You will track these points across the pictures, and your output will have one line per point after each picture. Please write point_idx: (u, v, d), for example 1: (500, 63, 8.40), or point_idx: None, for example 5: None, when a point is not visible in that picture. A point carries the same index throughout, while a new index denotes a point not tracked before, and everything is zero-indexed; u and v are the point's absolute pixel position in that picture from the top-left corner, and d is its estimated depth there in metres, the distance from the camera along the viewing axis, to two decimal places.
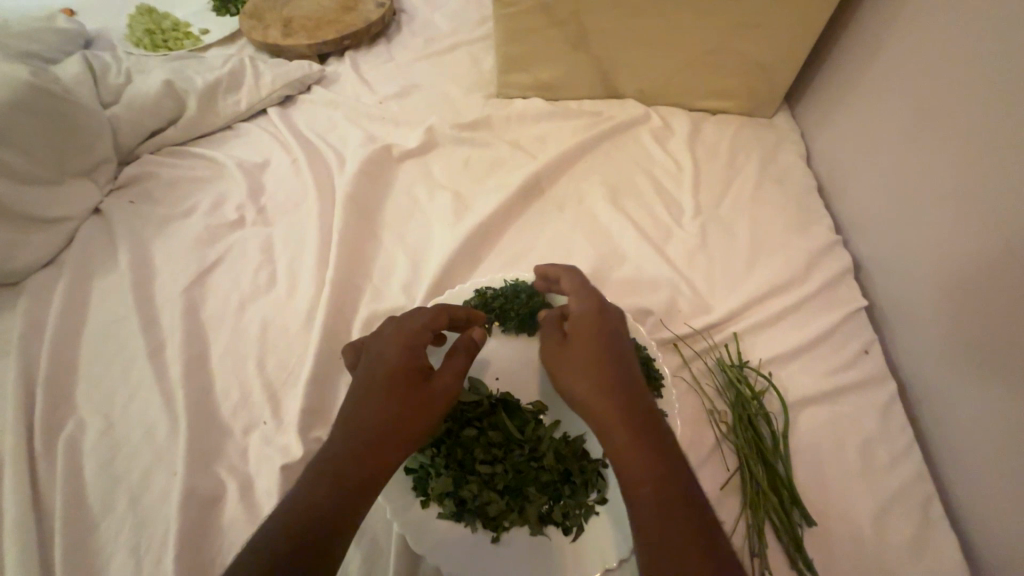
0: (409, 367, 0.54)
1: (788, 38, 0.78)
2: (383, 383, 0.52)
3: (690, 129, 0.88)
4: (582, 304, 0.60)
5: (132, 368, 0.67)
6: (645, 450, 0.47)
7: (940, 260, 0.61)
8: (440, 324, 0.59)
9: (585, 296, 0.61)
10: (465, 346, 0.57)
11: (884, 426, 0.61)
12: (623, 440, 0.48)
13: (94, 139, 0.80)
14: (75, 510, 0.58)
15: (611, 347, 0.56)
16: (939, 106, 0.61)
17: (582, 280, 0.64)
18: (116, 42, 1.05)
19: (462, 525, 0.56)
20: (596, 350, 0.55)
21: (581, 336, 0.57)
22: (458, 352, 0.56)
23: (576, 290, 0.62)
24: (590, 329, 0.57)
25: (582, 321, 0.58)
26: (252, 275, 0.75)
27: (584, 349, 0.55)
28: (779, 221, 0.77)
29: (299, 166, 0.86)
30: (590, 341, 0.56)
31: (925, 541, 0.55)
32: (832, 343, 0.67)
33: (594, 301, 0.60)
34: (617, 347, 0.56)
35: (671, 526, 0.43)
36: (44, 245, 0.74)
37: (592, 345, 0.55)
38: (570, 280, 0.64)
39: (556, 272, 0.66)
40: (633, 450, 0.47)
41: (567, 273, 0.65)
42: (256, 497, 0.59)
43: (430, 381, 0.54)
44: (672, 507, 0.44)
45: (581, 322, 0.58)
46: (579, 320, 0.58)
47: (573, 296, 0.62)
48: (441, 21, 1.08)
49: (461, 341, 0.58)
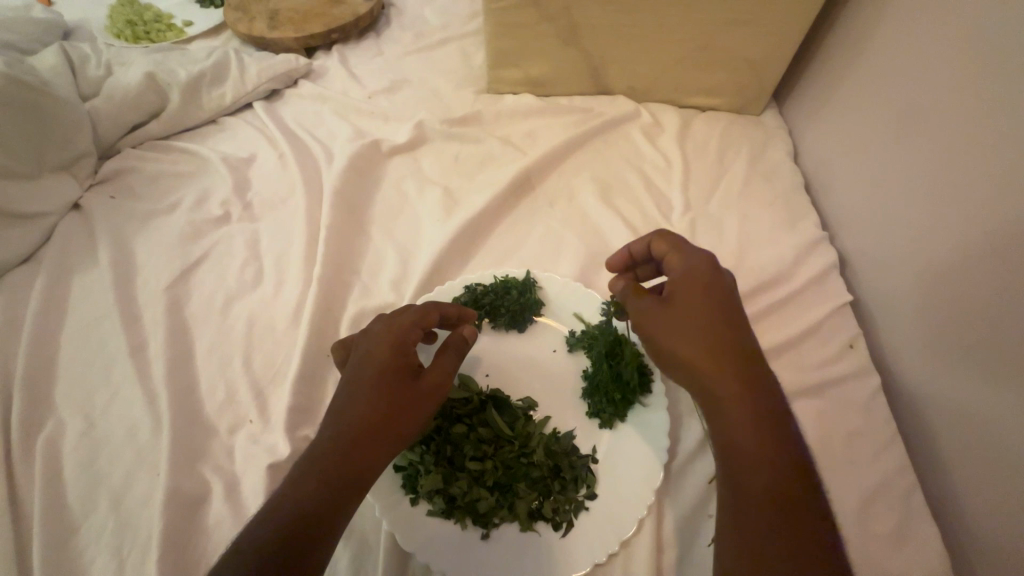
0: (398, 365, 0.53)
1: (777, 35, 0.78)
2: (371, 381, 0.52)
3: (678, 125, 0.88)
4: (695, 271, 0.55)
5: (114, 367, 0.66)
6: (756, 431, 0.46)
7: (925, 253, 0.61)
8: (431, 321, 0.58)
9: (695, 265, 0.55)
10: (455, 344, 0.56)
11: (868, 420, 0.62)
12: (739, 422, 0.47)
13: (73, 132, 0.78)
14: (53, 513, 0.56)
15: (736, 320, 0.52)
16: (928, 100, 0.61)
17: (684, 243, 0.58)
18: (96, 34, 1.02)
19: (452, 522, 0.56)
20: (711, 321, 0.52)
21: (690, 306, 0.53)
22: (450, 349, 0.56)
23: (681, 257, 0.56)
24: (700, 297, 0.53)
25: (691, 286, 0.54)
26: (238, 271, 0.74)
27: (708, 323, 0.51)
28: (767, 218, 0.78)
29: (286, 160, 0.85)
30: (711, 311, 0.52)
31: (907, 532, 0.56)
32: (818, 338, 0.68)
33: (703, 259, 0.56)
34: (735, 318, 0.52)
35: (765, 516, 0.43)
36: (21, 241, 0.72)
37: (718, 319, 0.52)
38: (669, 243, 0.58)
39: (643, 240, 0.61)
40: (749, 432, 0.46)
41: (662, 237, 0.59)
42: (242, 497, 0.58)
43: (420, 378, 0.53)
44: (772, 489, 0.44)
45: (697, 290, 0.53)
46: (683, 285, 0.54)
47: (681, 260, 0.56)
48: (430, 15, 1.07)
49: (451, 338, 0.57)
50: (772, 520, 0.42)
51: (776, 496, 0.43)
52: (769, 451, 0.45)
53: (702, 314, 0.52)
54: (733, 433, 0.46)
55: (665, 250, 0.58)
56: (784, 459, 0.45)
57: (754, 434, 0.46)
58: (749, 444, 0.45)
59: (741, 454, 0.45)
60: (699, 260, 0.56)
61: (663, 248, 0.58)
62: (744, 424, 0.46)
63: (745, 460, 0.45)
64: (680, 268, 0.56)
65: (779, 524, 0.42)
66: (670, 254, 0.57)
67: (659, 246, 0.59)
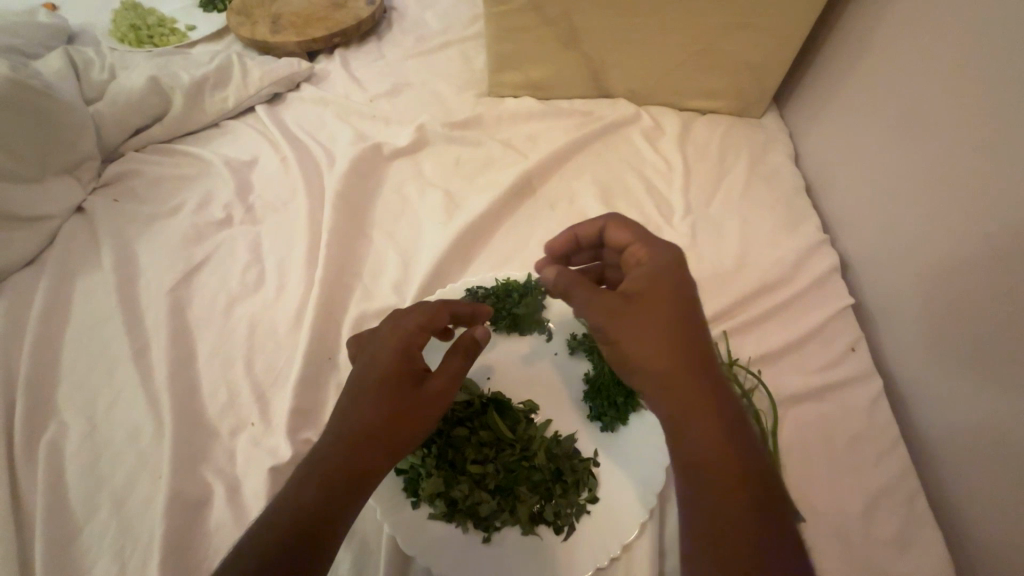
0: (401, 370, 0.52)
1: (777, 39, 0.78)
2: (374, 385, 0.51)
3: (680, 128, 0.88)
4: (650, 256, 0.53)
5: (116, 369, 0.66)
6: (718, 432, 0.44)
7: (926, 256, 0.61)
8: (439, 321, 0.57)
9: (658, 257, 0.53)
10: (464, 346, 0.56)
11: (871, 423, 0.62)
12: (700, 422, 0.45)
13: (77, 136, 0.79)
14: (56, 515, 0.57)
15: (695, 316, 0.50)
16: (926, 103, 0.61)
17: (642, 229, 0.56)
18: (100, 38, 1.03)
19: (453, 526, 0.56)
20: (668, 315, 0.49)
21: (649, 298, 0.50)
22: (457, 351, 0.55)
23: (649, 248, 0.54)
24: (659, 288, 0.50)
25: (652, 276, 0.51)
26: (240, 274, 0.74)
27: (657, 307, 0.49)
28: (768, 221, 0.78)
29: (288, 164, 0.85)
30: (664, 292, 0.50)
31: (909, 536, 0.55)
32: (821, 341, 0.68)
33: (667, 251, 0.53)
34: (694, 313, 0.50)
35: (730, 520, 0.41)
36: (24, 244, 0.72)
37: (676, 314, 0.49)
38: (626, 229, 0.57)
39: (594, 224, 0.59)
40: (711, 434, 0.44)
41: (618, 222, 0.58)
42: (243, 499, 0.58)
43: (424, 382, 0.53)
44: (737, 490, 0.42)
45: (651, 274, 0.52)
46: (643, 276, 0.52)
47: (638, 247, 0.55)
48: (432, 19, 1.08)
49: (461, 340, 0.56)
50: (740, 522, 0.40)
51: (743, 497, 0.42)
52: (734, 454, 0.43)
53: (653, 296, 0.50)
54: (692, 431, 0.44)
55: (620, 235, 0.57)
56: (748, 464, 0.43)
57: (715, 430, 0.44)
58: (706, 443, 0.44)
59: (705, 457, 0.43)
60: (656, 245, 0.54)
61: (619, 234, 0.57)
62: (707, 423, 0.44)
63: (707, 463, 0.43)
64: (646, 258, 0.54)
65: (748, 525, 0.40)
66: (635, 244, 0.55)
67: (613, 230, 0.58)
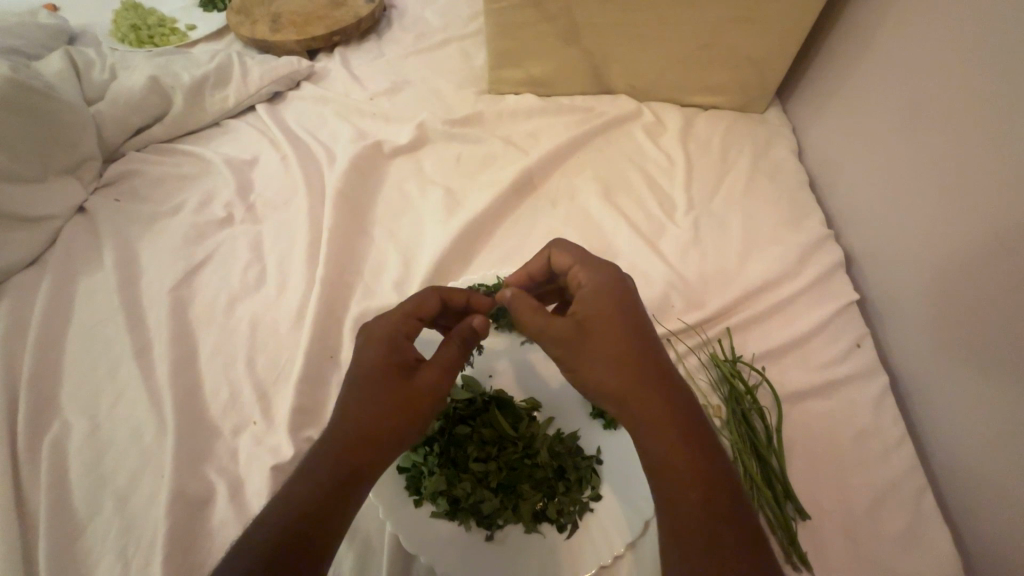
0: (390, 362, 0.52)
1: (780, 33, 0.78)
2: (368, 378, 0.51)
3: (682, 124, 0.88)
4: (595, 278, 0.54)
5: (119, 368, 0.66)
6: (682, 443, 0.46)
7: (933, 251, 0.60)
8: (427, 309, 0.57)
9: (601, 280, 0.53)
10: (462, 333, 0.55)
11: (876, 418, 0.61)
12: (665, 435, 0.46)
13: (78, 136, 0.79)
14: (59, 514, 0.57)
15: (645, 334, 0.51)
16: (936, 96, 0.60)
17: (584, 250, 0.57)
18: (100, 38, 1.03)
19: (456, 524, 0.55)
20: (619, 339, 0.50)
21: (598, 324, 0.51)
22: (452, 341, 0.54)
23: (588, 272, 0.54)
24: (610, 311, 0.51)
25: (599, 300, 0.52)
26: (242, 273, 0.74)
27: (608, 333, 0.50)
28: (771, 217, 0.77)
29: (289, 162, 0.85)
30: (608, 317, 0.51)
31: (916, 533, 0.55)
32: (825, 336, 0.67)
33: (610, 272, 0.54)
34: (644, 331, 0.51)
35: (704, 522, 0.42)
36: (26, 243, 0.72)
37: (629, 336, 0.50)
38: (568, 252, 0.57)
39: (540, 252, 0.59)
40: (676, 443, 0.46)
41: (560, 244, 0.58)
42: (246, 498, 0.58)
43: (417, 375, 0.52)
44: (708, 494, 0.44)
45: (597, 298, 0.52)
46: (589, 299, 0.52)
47: (578, 271, 0.55)
48: (432, 16, 1.08)
49: (459, 328, 0.55)
50: (710, 527, 0.42)
51: (712, 501, 0.43)
52: (699, 463, 0.45)
53: (602, 323, 0.51)
54: (658, 445, 0.46)
55: (562, 260, 0.57)
56: (713, 476, 0.44)
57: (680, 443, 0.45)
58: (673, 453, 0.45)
59: (677, 473, 0.44)
60: (600, 266, 0.54)
61: (563, 257, 0.57)
62: (675, 434, 0.46)
63: (675, 480, 0.44)
64: (587, 281, 0.54)
65: (716, 526, 0.42)
66: (575, 268, 0.55)
67: (555, 253, 0.58)
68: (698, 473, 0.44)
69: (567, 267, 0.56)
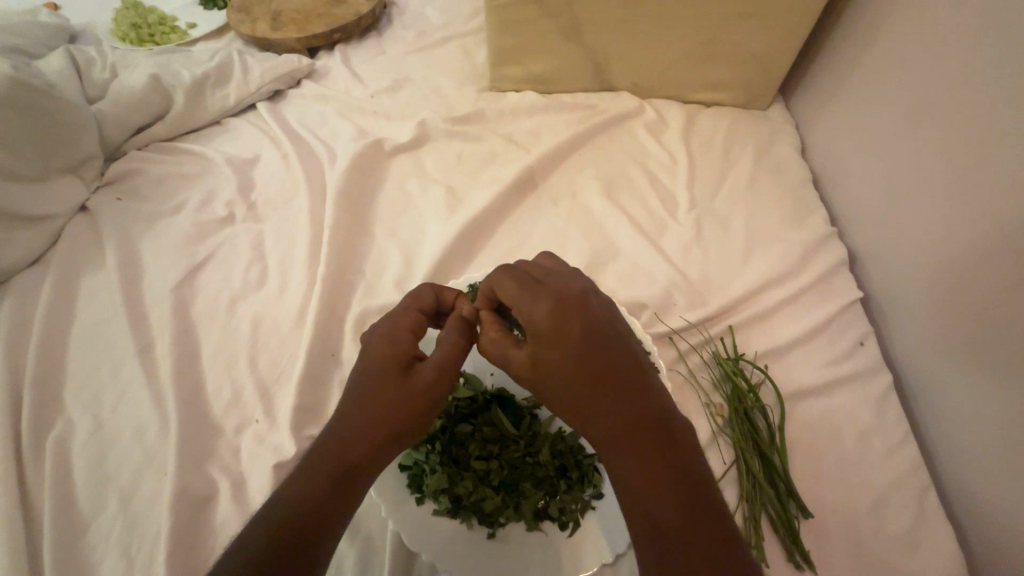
0: (391, 355, 0.51)
1: (783, 29, 0.77)
2: (375, 369, 0.51)
3: (685, 121, 0.87)
4: (529, 315, 0.48)
5: (122, 367, 0.66)
6: (655, 459, 0.45)
7: (935, 253, 0.60)
8: (425, 302, 0.57)
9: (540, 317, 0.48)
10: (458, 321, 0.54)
11: (879, 417, 0.61)
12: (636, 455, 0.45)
13: (79, 135, 0.79)
14: (63, 512, 0.57)
15: (604, 369, 0.47)
16: (939, 92, 0.59)
17: (525, 273, 0.51)
18: (101, 37, 1.03)
19: (458, 522, 0.55)
20: (568, 380, 0.47)
21: (547, 363, 0.48)
22: (450, 330, 0.53)
23: (525, 308, 0.49)
24: (552, 351, 0.47)
25: (541, 340, 0.48)
26: (243, 271, 0.74)
27: (557, 376, 0.47)
28: (774, 214, 0.77)
29: (290, 161, 0.85)
30: (554, 359, 0.47)
31: (919, 532, 0.55)
32: (829, 334, 0.67)
33: (547, 305, 0.48)
34: (598, 366, 0.47)
35: (680, 527, 0.43)
36: (29, 242, 0.72)
37: (580, 376, 0.47)
38: (507, 282, 0.51)
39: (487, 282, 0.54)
40: (647, 462, 0.45)
41: (499, 274, 0.53)
42: (248, 496, 0.58)
43: (417, 369, 0.51)
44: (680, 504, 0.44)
45: (540, 339, 0.48)
46: (535, 340, 0.48)
47: (517, 307, 0.50)
48: (433, 14, 1.07)
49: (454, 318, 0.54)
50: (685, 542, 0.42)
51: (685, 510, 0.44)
52: (674, 477, 0.45)
53: (548, 364, 0.48)
54: (623, 467, 0.45)
55: (503, 291, 0.51)
56: (691, 482, 0.45)
57: (657, 458, 0.45)
58: (644, 471, 0.45)
59: (642, 492, 0.44)
60: (535, 298, 0.49)
61: (503, 289, 0.51)
62: (647, 452, 0.45)
63: (647, 500, 0.44)
64: (525, 315, 0.49)
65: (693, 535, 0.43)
66: (513, 301, 0.50)
67: (497, 281, 0.53)
68: (666, 494, 0.44)
69: (510, 299, 0.51)
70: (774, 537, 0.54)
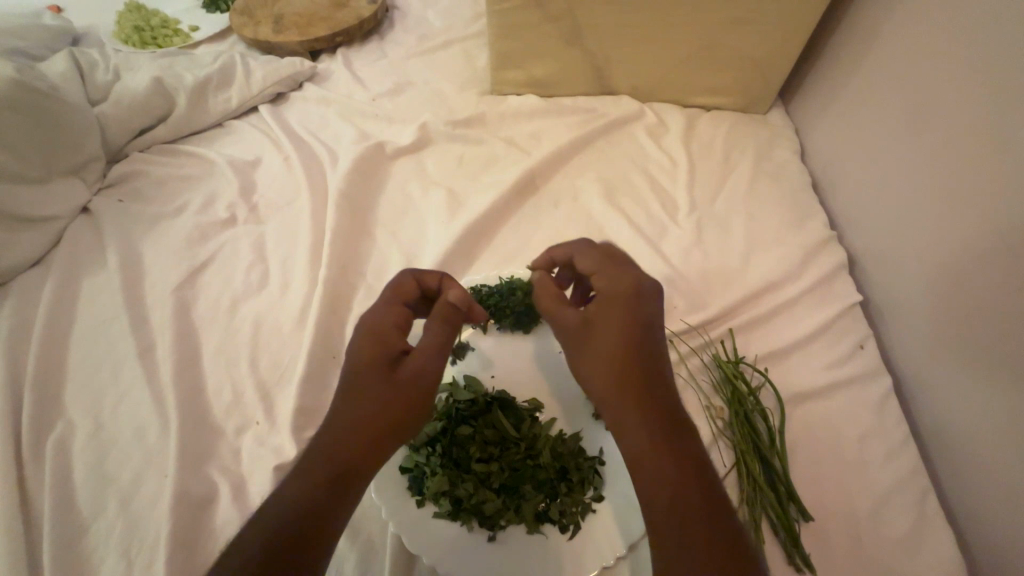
0: (375, 356, 0.52)
1: (783, 34, 0.78)
2: (359, 369, 0.51)
3: (685, 125, 0.88)
4: (611, 283, 0.54)
5: (122, 368, 0.66)
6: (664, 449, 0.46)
7: (934, 253, 0.60)
8: (404, 292, 0.57)
9: (618, 289, 0.53)
10: (442, 312, 0.54)
11: (879, 420, 0.61)
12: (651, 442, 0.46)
13: (82, 137, 0.79)
14: (63, 514, 0.57)
15: (654, 348, 0.51)
16: (937, 96, 0.60)
17: (609, 254, 0.58)
18: (104, 39, 1.03)
19: (458, 525, 0.55)
20: (618, 341, 0.50)
21: (603, 325, 0.52)
22: (434, 324, 0.54)
23: (605, 279, 0.55)
24: (613, 317, 0.52)
25: (608, 305, 0.53)
26: (244, 273, 0.75)
27: (608, 338, 0.51)
28: (773, 217, 0.77)
29: (291, 164, 0.85)
30: (614, 324, 0.51)
31: (919, 536, 0.55)
32: (828, 337, 0.67)
33: (628, 282, 0.54)
34: (651, 341, 0.51)
35: (687, 520, 0.43)
36: (31, 244, 0.73)
37: (632, 343, 0.50)
38: (592, 256, 0.57)
39: (567, 250, 0.60)
40: (658, 449, 0.46)
41: (585, 248, 0.59)
42: (249, 497, 0.58)
43: (403, 364, 0.52)
44: (688, 502, 0.43)
45: (608, 305, 0.52)
46: (602, 304, 0.53)
47: (597, 277, 0.56)
48: (434, 17, 1.08)
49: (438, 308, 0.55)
50: (693, 536, 0.42)
51: (692, 505, 0.43)
52: (686, 473, 0.45)
53: (603, 328, 0.51)
54: (633, 444, 0.47)
55: (585, 263, 0.58)
56: (701, 477, 0.45)
57: (671, 445, 0.46)
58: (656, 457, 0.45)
59: (650, 476, 0.45)
60: (620, 273, 0.55)
61: (586, 261, 0.58)
62: (659, 439, 0.46)
63: (650, 480, 0.45)
64: (603, 285, 0.54)
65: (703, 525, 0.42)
66: (594, 272, 0.56)
67: (579, 253, 0.59)
68: (679, 479, 0.44)
69: (590, 271, 0.57)
70: (774, 540, 0.55)
